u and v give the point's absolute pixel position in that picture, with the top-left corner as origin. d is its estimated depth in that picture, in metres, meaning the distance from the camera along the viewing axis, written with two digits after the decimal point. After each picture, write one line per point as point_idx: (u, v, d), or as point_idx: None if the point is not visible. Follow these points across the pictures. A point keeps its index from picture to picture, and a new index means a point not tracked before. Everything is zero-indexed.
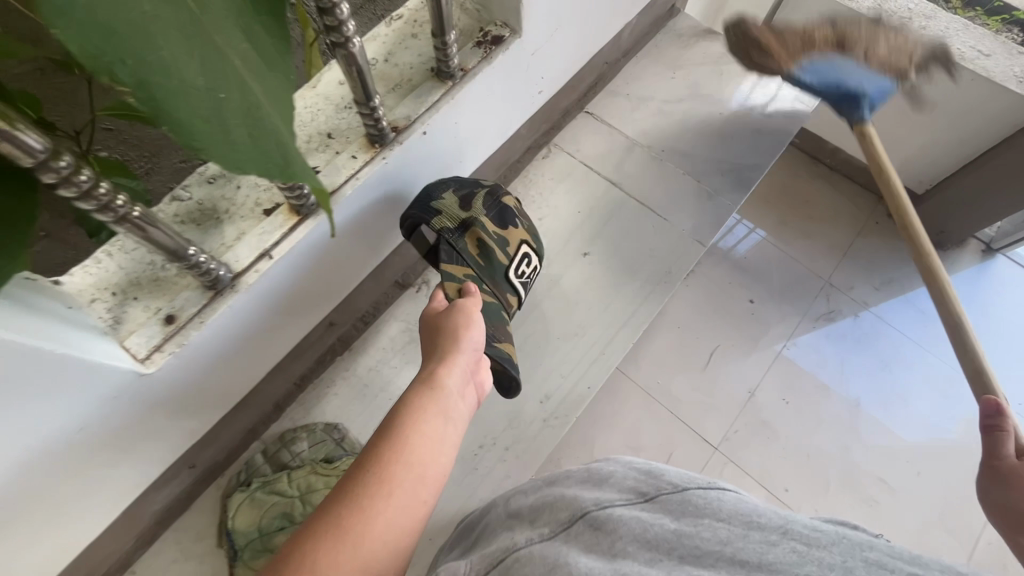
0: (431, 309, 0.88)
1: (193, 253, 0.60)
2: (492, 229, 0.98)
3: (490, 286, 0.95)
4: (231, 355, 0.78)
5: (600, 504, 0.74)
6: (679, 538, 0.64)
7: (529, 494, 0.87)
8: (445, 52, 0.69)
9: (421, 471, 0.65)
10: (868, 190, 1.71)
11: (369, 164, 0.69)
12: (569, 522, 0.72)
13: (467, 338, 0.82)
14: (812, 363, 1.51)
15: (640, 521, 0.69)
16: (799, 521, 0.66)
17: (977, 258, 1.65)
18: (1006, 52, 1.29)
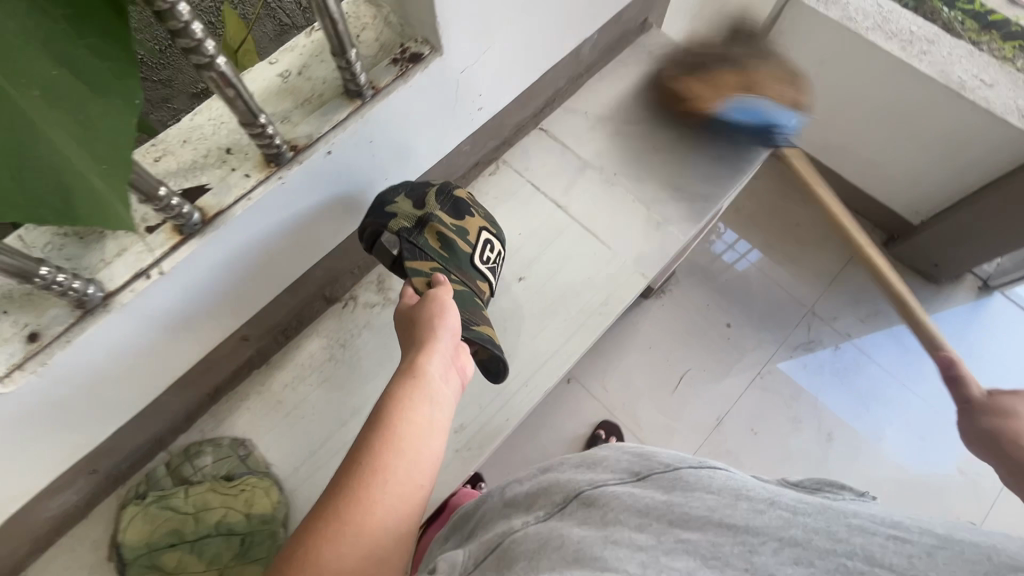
0: (403, 299, 0.67)
1: (41, 271, 0.42)
2: (450, 220, 0.72)
3: (460, 278, 0.71)
4: (141, 380, 0.59)
5: (594, 483, 0.61)
6: (670, 506, 0.53)
7: (525, 483, 0.70)
8: (349, 62, 0.53)
9: (416, 456, 0.53)
10: (863, 217, 1.65)
11: (262, 185, 0.54)
12: (564, 502, 0.60)
13: (445, 313, 0.63)
14: (785, 392, 1.46)
15: (634, 495, 0.56)
16: (790, 496, 0.53)
17: (972, 294, 1.58)
18: (1011, 84, 1.23)
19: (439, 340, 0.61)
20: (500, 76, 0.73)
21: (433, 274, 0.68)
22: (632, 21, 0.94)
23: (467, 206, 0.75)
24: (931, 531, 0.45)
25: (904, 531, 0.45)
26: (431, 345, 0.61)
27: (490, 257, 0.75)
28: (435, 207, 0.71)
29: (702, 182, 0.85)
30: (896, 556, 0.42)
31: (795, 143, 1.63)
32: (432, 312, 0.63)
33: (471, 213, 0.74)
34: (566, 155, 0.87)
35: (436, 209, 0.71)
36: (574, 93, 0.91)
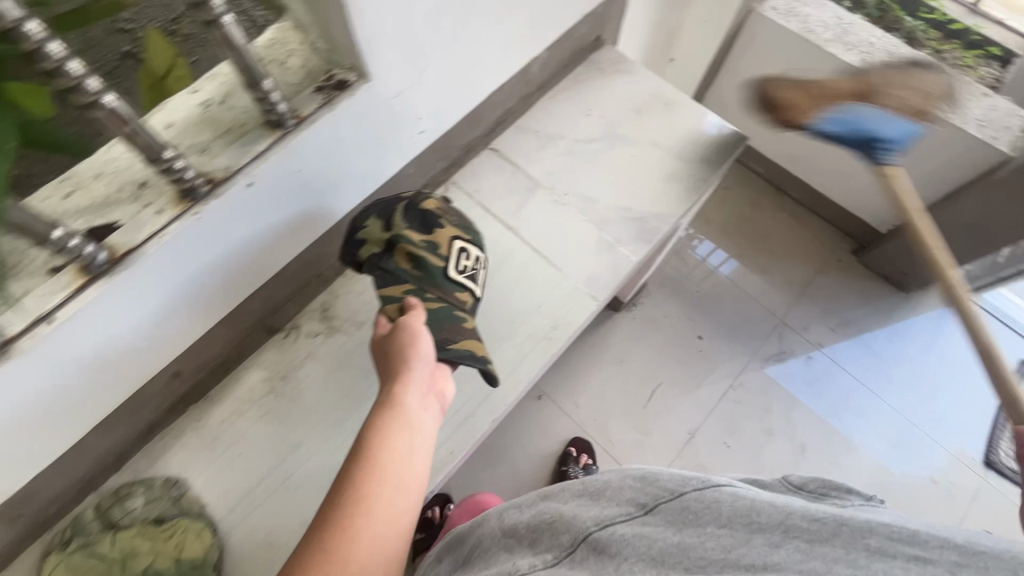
0: (379, 329, 0.66)
1: None
2: (418, 236, 0.70)
3: (436, 296, 0.69)
4: (58, 425, 0.57)
5: (601, 521, 0.55)
6: (686, 551, 0.48)
7: (526, 509, 0.65)
8: (265, 94, 0.51)
9: (399, 482, 0.53)
10: (833, 225, 1.66)
11: (177, 221, 0.52)
12: (573, 543, 0.55)
13: (421, 341, 0.62)
14: (757, 404, 1.45)
15: (646, 536, 0.52)
16: (798, 505, 0.50)
17: (941, 301, 1.58)
18: (968, 94, 1.23)
19: (415, 369, 0.61)
20: (440, 98, 0.71)
21: (407, 296, 0.67)
22: (583, 38, 0.93)
23: (438, 218, 0.73)
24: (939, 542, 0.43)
25: (925, 549, 0.43)
26: (408, 375, 0.60)
27: (469, 266, 0.73)
28: (405, 225, 0.70)
29: (653, 201, 0.85)
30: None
31: (763, 153, 1.63)
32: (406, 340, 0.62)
33: (441, 225, 0.72)
34: (516, 175, 0.85)
35: (405, 227, 0.70)
36: (526, 112, 0.90)
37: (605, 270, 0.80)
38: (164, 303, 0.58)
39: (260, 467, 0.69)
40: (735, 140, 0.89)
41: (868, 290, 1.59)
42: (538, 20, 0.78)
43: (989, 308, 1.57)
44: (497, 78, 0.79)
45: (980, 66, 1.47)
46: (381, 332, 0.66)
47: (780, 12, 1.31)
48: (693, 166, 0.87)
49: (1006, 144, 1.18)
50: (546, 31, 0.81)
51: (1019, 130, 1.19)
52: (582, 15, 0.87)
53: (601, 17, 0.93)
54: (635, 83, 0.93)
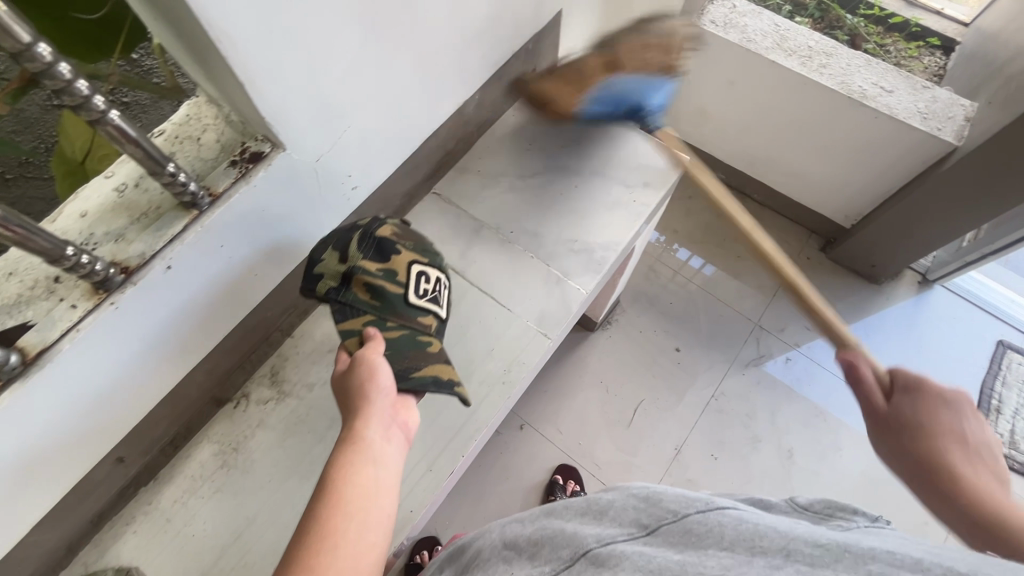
0: (337, 370, 0.63)
1: None
2: (376, 266, 0.66)
3: (398, 324, 0.65)
4: None
5: (603, 540, 0.53)
6: (681, 562, 0.46)
7: (530, 524, 0.64)
8: (172, 178, 0.51)
9: (365, 514, 0.50)
10: (799, 224, 1.66)
11: (93, 314, 0.51)
12: (574, 559, 0.53)
13: (381, 372, 0.60)
14: (741, 411, 1.44)
15: (644, 553, 0.49)
16: (801, 530, 0.46)
17: (913, 290, 1.59)
18: (909, 87, 1.26)
19: (376, 401, 0.58)
20: (368, 153, 0.71)
21: (366, 328, 0.63)
22: (518, 74, 0.94)
23: (394, 243, 0.68)
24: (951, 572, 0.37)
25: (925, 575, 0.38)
26: (366, 414, 0.57)
27: (429, 289, 0.69)
28: (359, 254, 0.66)
29: (597, 231, 0.84)
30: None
31: (723, 160, 1.65)
32: (368, 372, 0.59)
33: (399, 250, 0.68)
34: (460, 217, 0.85)
35: (360, 258, 0.65)
36: (465, 153, 0.91)
37: (555, 306, 0.79)
38: (98, 371, 0.54)
39: (218, 546, 0.67)
40: (676, 161, 0.90)
41: (839, 285, 1.59)
42: (465, 65, 0.79)
43: (961, 292, 1.58)
44: (430, 124, 0.80)
45: (922, 57, 1.49)
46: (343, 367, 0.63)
47: (719, 24, 1.33)
48: (636, 191, 0.88)
49: (951, 133, 1.20)
50: (475, 73, 0.82)
51: (962, 119, 1.22)
52: (512, 53, 0.89)
53: (533, 52, 0.95)
54: None
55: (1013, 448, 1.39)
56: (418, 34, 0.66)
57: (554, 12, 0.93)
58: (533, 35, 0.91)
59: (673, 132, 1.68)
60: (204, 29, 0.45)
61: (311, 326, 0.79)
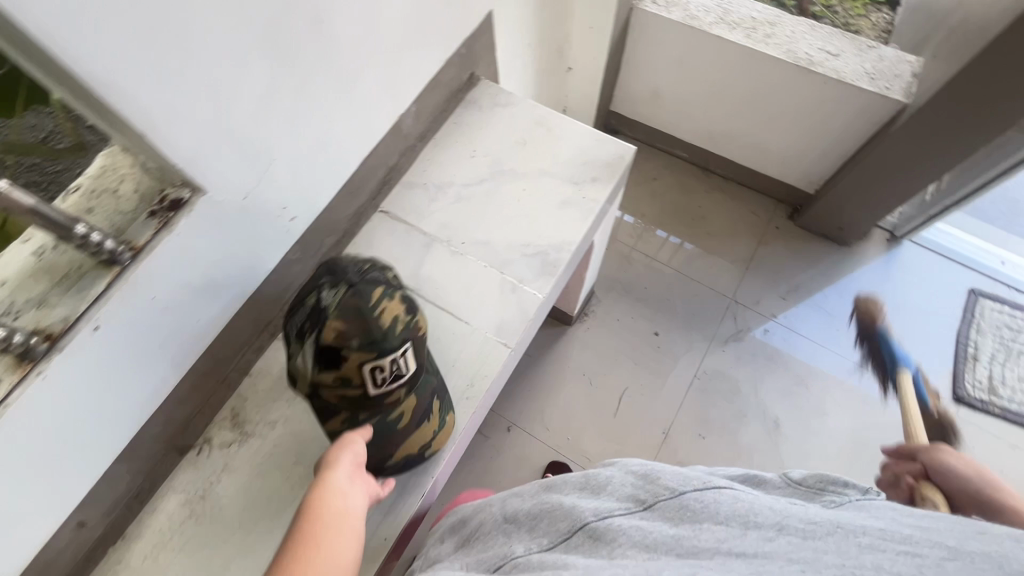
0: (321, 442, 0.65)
1: None
2: (331, 376, 0.55)
3: (370, 412, 0.61)
4: None
5: (599, 513, 0.55)
6: (677, 537, 0.48)
7: (527, 497, 0.65)
8: (84, 239, 0.50)
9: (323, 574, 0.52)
10: (765, 194, 1.66)
11: (20, 387, 0.48)
12: (573, 533, 0.55)
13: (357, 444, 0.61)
14: (725, 388, 1.44)
15: (643, 529, 0.51)
16: (800, 511, 0.47)
17: (883, 248, 1.59)
18: (854, 49, 1.25)
19: (348, 469, 0.60)
20: (300, 183, 0.70)
21: (344, 428, 0.61)
22: (454, 81, 0.92)
23: (340, 344, 0.52)
24: (942, 544, 0.38)
25: (915, 546, 0.39)
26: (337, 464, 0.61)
27: (390, 374, 0.57)
28: (313, 366, 0.55)
29: (547, 233, 0.83)
30: (906, 567, 0.36)
31: (683, 139, 1.64)
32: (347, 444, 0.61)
33: (346, 356, 0.53)
34: (408, 234, 0.84)
35: (314, 371, 0.55)
36: (410, 167, 0.89)
37: (512, 313, 0.78)
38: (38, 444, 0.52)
39: None
40: (622, 153, 0.88)
41: (810, 251, 1.60)
42: (393, 79, 0.77)
43: (930, 246, 1.59)
44: (366, 143, 0.78)
45: (870, 13, 1.41)
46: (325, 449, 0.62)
47: (662, 4, 1.32)
48: (585, 189, 0.86)
49: (899, 92, 1.20)
50: (406, 86, 0.81)
51: (909, 76, 1.21)
52: (444, 61, 0.87)
53: (468, 57, 0.93)
54: (515, 115, 0.93)
55: (993, 394, 1.41)
56: (332, 57, 0.64)
57: (483, 14, 0.91)
58: (464, 39, 0.89)
59: (631, 115, 1.67)
60: (89, 88, 0.43)
61: (269, 361, 0.78)
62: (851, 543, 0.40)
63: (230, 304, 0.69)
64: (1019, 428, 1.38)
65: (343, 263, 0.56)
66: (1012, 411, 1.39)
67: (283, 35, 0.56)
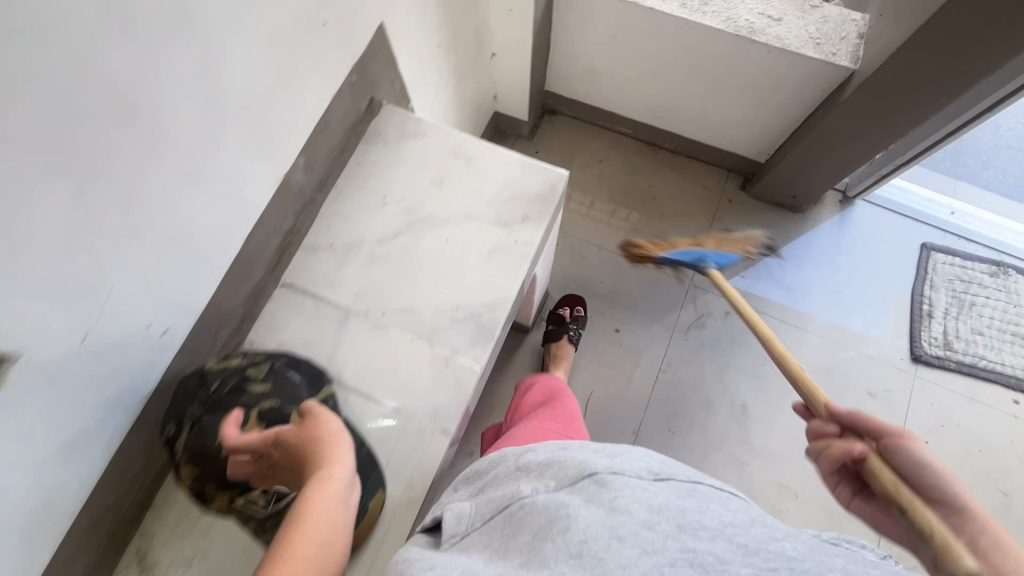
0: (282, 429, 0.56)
1: None
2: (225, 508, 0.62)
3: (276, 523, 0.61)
4: None
5: (611, 467, 0.54)
6: (683, 510, 0.48)
7: (545, 451, 0.62)
8: None
9: (323, 548, 0.44)
10: (715, 166, 1.58)
11: None
12: (578, 474, 0.54)
13: (344, 430, 0.55)
14: (691, 378, 1.40)
15: (647, 494, 0.50)
16: (804, 533, 0.49)
17: (836, 210, 1.55)
18: (797, 11, 1.15)
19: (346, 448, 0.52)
20: (163, 291, 0.57)
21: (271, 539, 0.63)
22: (350, 113, 0.78)
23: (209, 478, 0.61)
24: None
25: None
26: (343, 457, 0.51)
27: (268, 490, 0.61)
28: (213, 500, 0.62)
29: (477, 290, 0.73)
30: None
31: (626, 115, 1.52)
32: (333, 427, 0.55)
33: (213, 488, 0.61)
34: (319, 310, 0.73)
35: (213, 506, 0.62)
36: (311, 227, 0.76)
37: (448, 390, 0.69)
38: None
39: None
40: (554, 182, 0.78)
41: (765, 222, 1.54)
42: (265, 138, 0.63)
43: (882, 202, 1.56)
44: (246, 217, 0.65)
45: None
46: (252, 475, 0.60)
47: None
48: (515, 230, 0.76)
49: (846, 57, 1.12)
50: (285, 139, 0.67)
51: (855, 37, 1.12)
52: (331, 96, 0.73)
53: (363, 83, 0.78)
54: (428, 145, 0.80)
55: (949, 349, 1.42)
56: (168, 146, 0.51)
57: (373, 29, 0.76)
58: (353, 64, 0.74)
59: (568, 94, 1.53)
60: None
61: (174, 484, 0.67)
62: (858, 566, 0.43)
63: (100, 447, 0.57)
64: (974, 379, 1.40)
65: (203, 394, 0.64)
66: (966, 364, 1.41)
67: (80, 140, 0.43)
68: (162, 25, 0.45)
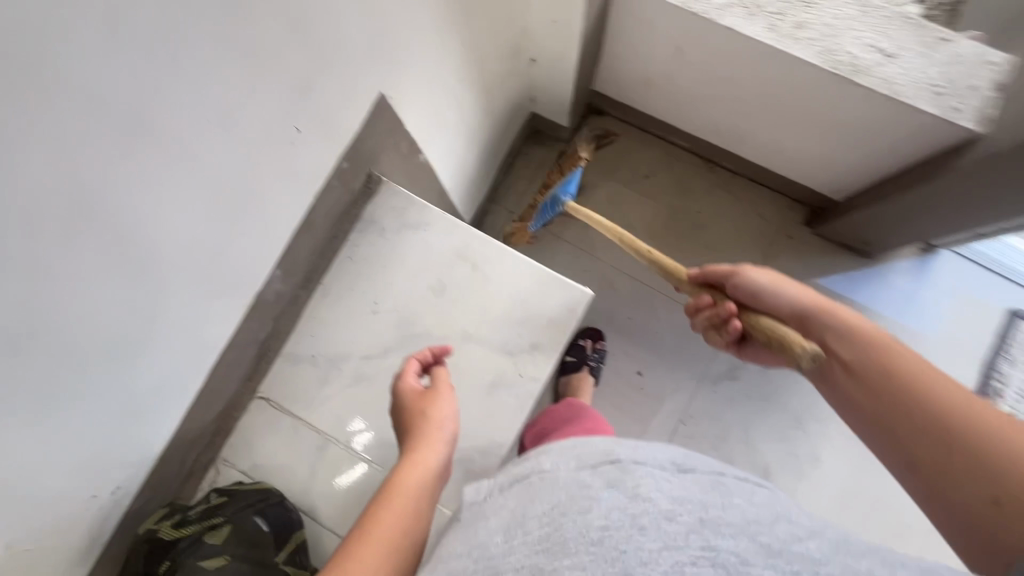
0: (405, 379, 0.60)
1: None
2: None
3: None
4: None
5: (637, 459, 0.49)
6: (707, 504, 0.43)
7: (574, 446, 0.54)
8: None
9: (405, 533, 0.48)
10: (780, 194, 1.37)
11: None
12: (599, 459, 0.50)
13: (452, 416, 0.57)
14: (712, 434, 1.28)
15: (669, 489, 0.45)
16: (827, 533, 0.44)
17: (913, 259, 1.34)
18: (918, 45, 0.88)
19: (450, 435, 0.56)
20: (104, 457, 0.51)
21: None
22: (340, 201, 0.66)
23: None
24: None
25: None
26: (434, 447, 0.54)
27: None
28: None
29: (469, 433, 0.64)
30: None
31: (683, 128, 1.30)
32: (446, 410, 0.57)
33: None
34: (297, 431, 0.66)
35: None
36: (292, 332, 0.67)
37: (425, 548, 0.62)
38: None
39: None
40: (574, 303, 0.66)
41: (827, 265, 1.34)
42: (222, 268, 0.54)
43: (971, 254, 1.34)
44: (206, 352, 0.57)
45: None
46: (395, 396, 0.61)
47: None
48: (521, 360, 0.65)
49: (969, 116, 0.87)
50: (253, 258, 0.57)
51: (988, 89, 0.86)
52: (314, 195, 0.61)
53: (357, 164, 0.65)
54: (431, 240, 0.68)
55: None
56: None
57: (368, 104, 0.61)
58: (341, 152, 0.61)
59: (619, 98, 1.32)
60: None
61: None
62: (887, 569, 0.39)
63: None
64: None
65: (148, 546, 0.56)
66: None
67: None
68: (52, 225, 0.37)
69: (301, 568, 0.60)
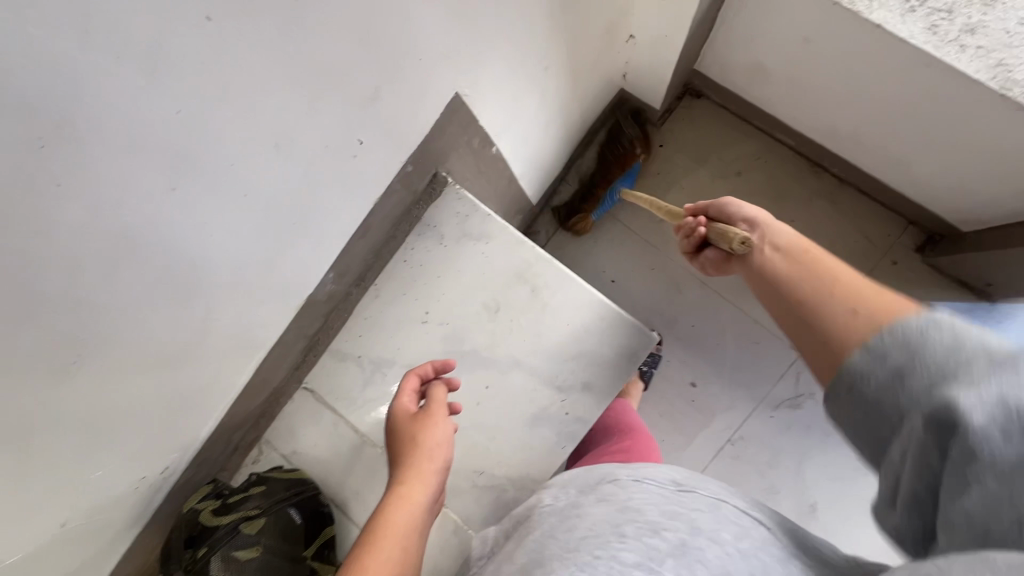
0: (399, 399, 0.54)
1: None
2: None
3: None
4: None
5: (635, 478, 0.47)
6: (696, 524, 0.40)
7: (578, 479, 0.51)
8: None
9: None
10: (894, 211, 1.18)
11: None
12: (598, 481, 0.48)
13: (447, 443, 0.50)
14: (760, 460, 1.12)
15: (657, 509, 0.42)
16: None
17: None
18: None
19: (443, 465, 0.48)
20: (157, 445, 0.53)
21: None
22: (401, 204, 0.62)
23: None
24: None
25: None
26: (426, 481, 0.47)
27: None
28: None
29: (505, 461, 0.62)
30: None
31: (791, 125, 1.15)
32: (441, 436, 0.50)
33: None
34: (337, 428, 0.66)
35: None
36: (343, 329, 0.67)
37: (440, 566, 0.62)
38: None
39: None
40: (636, 345, 0.61)
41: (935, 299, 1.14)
42: (274, 279, 0.52)
43: None
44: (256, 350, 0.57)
45: None
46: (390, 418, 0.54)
47: None
48: (569, 399, 0.62)
49: None
50: (308, 264, 0.55)
51: None
52: (375, 200, 0.57)
53: (422, 165, 0.61)
54: (491, 253, 0.64)
55: None
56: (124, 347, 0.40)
57: (442, 106, 0.55)
58: (407, 156, 0.57)
59: (723, 83, 1.17)
60: None
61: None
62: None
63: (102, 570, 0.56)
64: None
65: (192, 521, 0.59)
66: None
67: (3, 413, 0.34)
68: (93, 269, 0.34)
69: (327, 564, 0.62)
